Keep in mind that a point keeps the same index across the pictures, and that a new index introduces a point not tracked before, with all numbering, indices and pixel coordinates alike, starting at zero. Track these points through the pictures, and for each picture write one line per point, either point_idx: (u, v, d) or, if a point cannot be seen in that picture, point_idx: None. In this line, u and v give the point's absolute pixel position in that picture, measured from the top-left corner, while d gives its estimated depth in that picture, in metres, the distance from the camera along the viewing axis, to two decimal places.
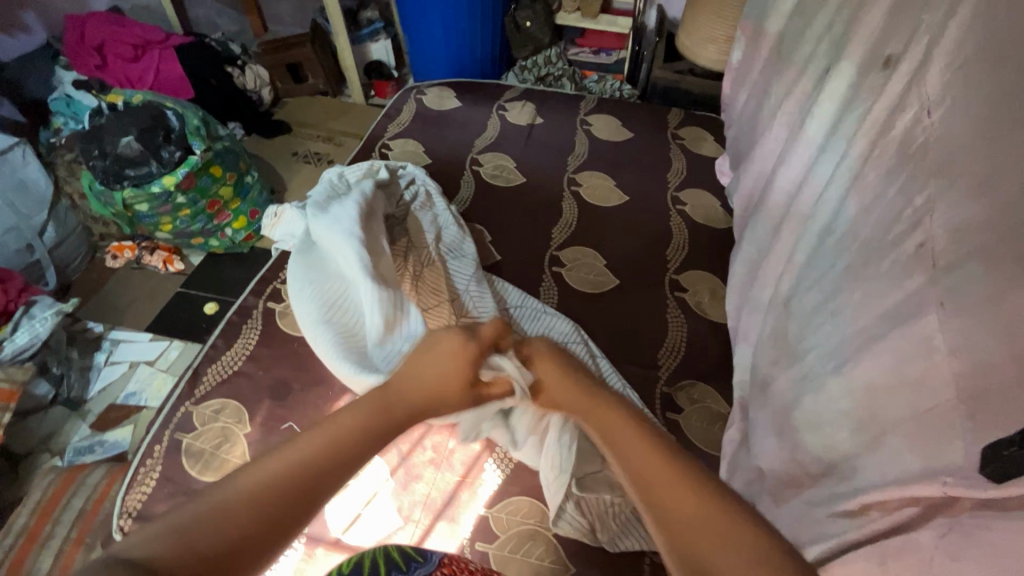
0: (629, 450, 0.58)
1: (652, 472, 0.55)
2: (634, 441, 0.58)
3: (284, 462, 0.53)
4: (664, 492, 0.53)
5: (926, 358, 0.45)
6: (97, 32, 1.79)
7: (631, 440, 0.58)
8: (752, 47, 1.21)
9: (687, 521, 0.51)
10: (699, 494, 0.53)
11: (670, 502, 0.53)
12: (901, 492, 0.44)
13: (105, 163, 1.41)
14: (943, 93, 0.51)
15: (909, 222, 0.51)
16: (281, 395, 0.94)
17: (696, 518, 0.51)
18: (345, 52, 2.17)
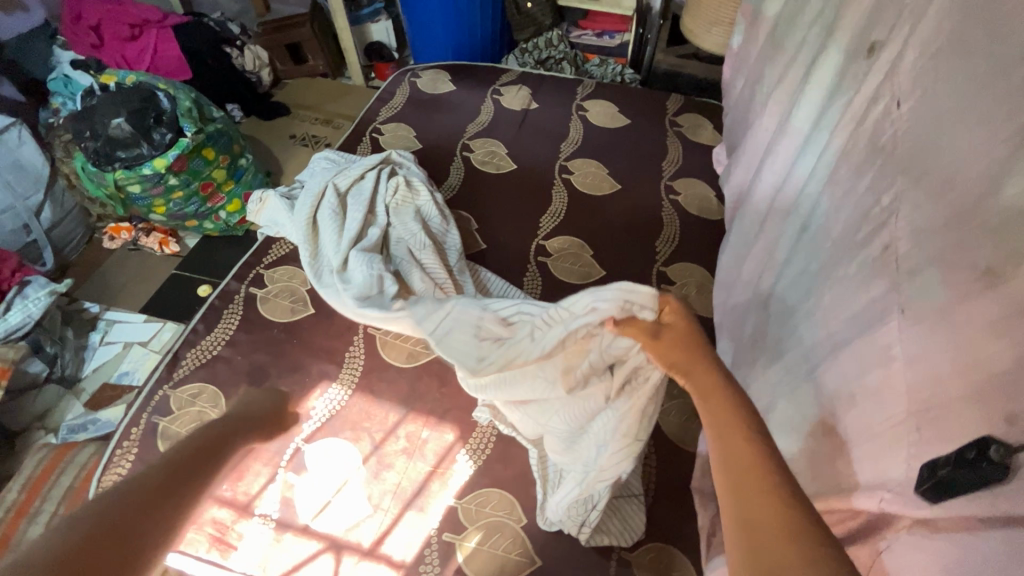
0: (722, 428, 0.46)
1: (741, 455, 0.43)
2: (728, 423, 0.45)
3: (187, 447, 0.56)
4: (749, 484, 0.41)
5: (882, 368, 0.43)
6: (94, 12, 1.80)
7: (728, 418, 0.46)
8: (751, 31, 1.16)
9: (767, 520, 0.39)
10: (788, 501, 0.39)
11: (751, 492, 0.40)
12: (848, 504, 0.43)
13: (97, 144, 1.41)
14: (915, 84, 0.48)
15: (876, 222, 0.48)
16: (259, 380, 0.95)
17: (777, 522, 0.38)
18: (344, 32, 2.13)
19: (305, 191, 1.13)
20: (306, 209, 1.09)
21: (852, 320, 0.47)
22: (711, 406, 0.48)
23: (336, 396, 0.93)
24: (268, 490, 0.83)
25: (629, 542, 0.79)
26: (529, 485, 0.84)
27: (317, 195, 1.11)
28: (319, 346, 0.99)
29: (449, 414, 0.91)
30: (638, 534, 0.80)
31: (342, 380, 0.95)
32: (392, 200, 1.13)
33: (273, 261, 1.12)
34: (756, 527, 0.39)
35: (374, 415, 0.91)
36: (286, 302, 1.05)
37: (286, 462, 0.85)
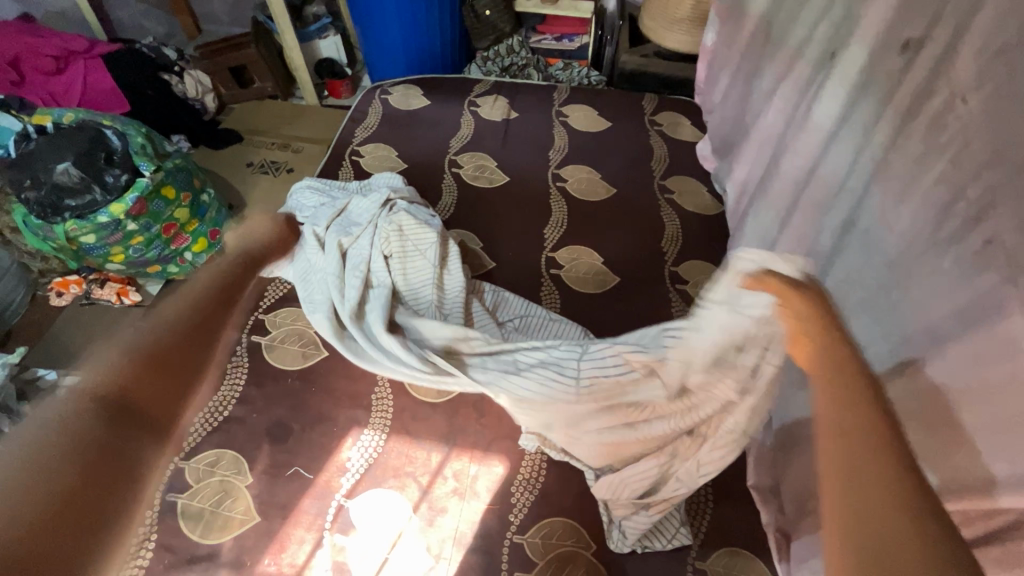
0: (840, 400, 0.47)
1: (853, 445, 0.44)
2: (861, 398, 0.45)
3: None
4: (871, 489, 0.42)
5: (1011, 362, 0.43)
6: (10, 46, 1.64)
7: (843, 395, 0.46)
8: (729, 29, 1.20)
9: (876, 512, 0.41)
10: (916, 488, 0.41)
11: (863, 491, 0.42)
12: (989, 502, 0.44)
13: (40, 194, 1.26)
14: (978, 78, 0.51)
15: (965, 215, 0.49)
16: (280, 437, 0.87)
17: (893, 520, 0.40)
18: (294, 51, 1.99)
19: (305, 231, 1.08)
20: (314, 265, 1.03)
21: (957, 315, 0.48)
22: (839, 386, 0.47)
23: (370, 443, 0.87)
24: (317, 556, 0.77)
25: (698, 546, 0.79)
26: (591, 509, 0.81)
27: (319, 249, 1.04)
28: (343, 392, 0.92)
29: (495, 444, 0.88)
30: (704, 539, 0.79)
31: (373, 425, 0.89)
32: (390, 242, 1.02)
33: (272, 304, 1.03)
34: (865, 517, 0.42)
35: (416, 458, 0.86)
36: (296, 347, 0.97)
37: (330, 523, 0.79)
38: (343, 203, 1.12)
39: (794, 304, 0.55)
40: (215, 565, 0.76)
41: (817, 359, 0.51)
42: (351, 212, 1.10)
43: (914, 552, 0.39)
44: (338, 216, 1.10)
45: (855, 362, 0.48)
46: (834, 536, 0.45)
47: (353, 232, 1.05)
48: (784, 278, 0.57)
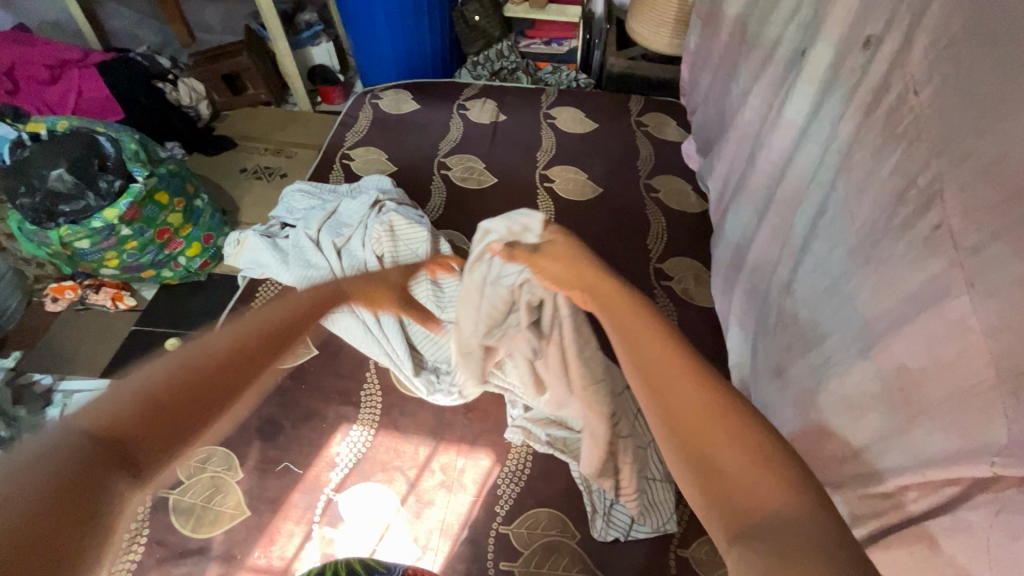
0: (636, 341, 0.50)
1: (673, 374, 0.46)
2: (647, 336, 0.50)
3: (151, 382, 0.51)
4: (684, 403, 0.44)
5: (960, 340, 0.45)
6: (6, 54, 1.67)
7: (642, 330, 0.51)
8: (709, 30, 1.22)
9: (703, 427, 0.43)
10: (727, 398, 0.45)
11: (684, 406, 0.44)
12: (942, 473, 0.46)
13: (34, 200, 1.28)
14: (930, 72, 0.53)
15: (917, 203, 0.52)
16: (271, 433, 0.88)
17: (720, 429, 0.43)
18: (286, 58, 2.02)
19: (296, 233, 1.10)
20: (310, 266, 1.05)
21: (912, 298, 0.51)
22: (628, 330, 0.51)
23: (359, 437, 0.88)
24: (306, 548, 0.78)
25: (681, 533, 0.80)
26: (576, 499, 0.83)
27: (314, 252, 1.06)
28: (332, 389, 0.94)
29: (482, 438, 0.89)
30: (686, 526, 0.81)
31: (362, 421, 0.90)
32: (382, 243, 1.05)
33: (263, 304, 1.05)
34: (695, 434, 0.43)
35: (404, 452, 0.88)
36: None
37: (319, 516, 0.81)
38: (332, 206, 1.14)
39: (566, 255, 0.64)
40: (206, 558, 0.77)
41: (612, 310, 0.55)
42: (340, 214, 1.12)
43: (732, 448, 0.42)
44: (328, 219, 1.12)
45: (643, 310, 0.54)
46: (686, 472, 0.44)
47: (344, 234, 1.07)
48: (527, 249, 0.68)
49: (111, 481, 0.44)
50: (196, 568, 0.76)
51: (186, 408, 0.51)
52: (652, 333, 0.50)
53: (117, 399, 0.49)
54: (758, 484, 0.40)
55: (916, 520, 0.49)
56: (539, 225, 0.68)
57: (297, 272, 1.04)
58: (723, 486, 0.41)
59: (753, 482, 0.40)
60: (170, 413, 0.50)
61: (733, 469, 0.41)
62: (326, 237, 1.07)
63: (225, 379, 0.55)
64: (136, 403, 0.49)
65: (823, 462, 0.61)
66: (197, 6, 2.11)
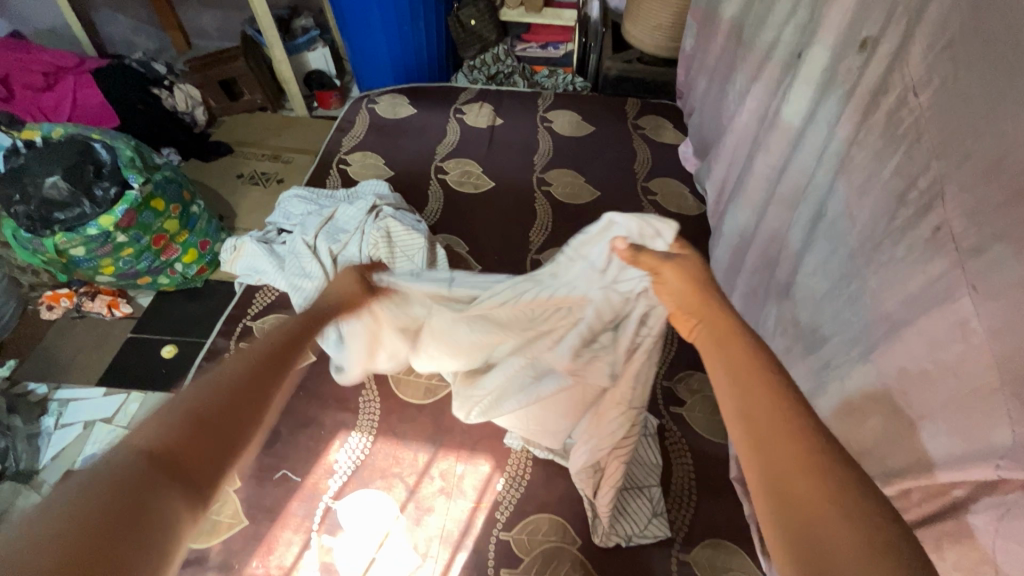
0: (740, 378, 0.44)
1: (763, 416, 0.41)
2: (748, 367, 0.44)
3: (215, 379, 0.45)
4: (774, 443, 0.39)
5: (962, 341, 0.45)
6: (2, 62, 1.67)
7: (748, 368, 0.44)
8: (705, 32, 1.22)
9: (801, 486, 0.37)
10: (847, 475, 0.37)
11: (775, 452, 0.39)
12: (945, 476, 0.46)
13: (29, 207, 1.27)
14: (928, 74, 0.53)
15: (917, 204, 0.52)
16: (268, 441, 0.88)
17: (809, 482, 0.37)
18: (282, 64, 2.02)
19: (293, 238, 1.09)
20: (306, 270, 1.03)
21: (912, 300, 0.50)
22: (729, 357, 0.46)
23: (358, 444, 0.88)
24: (305, 557, 0.78)
25: (681, 538, 0.80)
26: (577, 505, 0.82)
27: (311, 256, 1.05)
28: (330, 396, 0.93)
29: (481, 444, 0.89)
30: (687, 532, 0.80)
31: (361, 427, 0.90)
32: (379, 249, 1.03)
33: (260, 311, 1.05)
34: (792, 499, 0.37)
35: (403, 459, 0.87)
36: None
37: (318, 525, 0.80)
38: (331, 211, 1.14)
39: (688, 269, 0.57)
40: (203, 568, 0.76)
41: (714, 334, 0.50)
42: (338, 219, 1.12)
43: (847, 534, 0.34)
44: (326, 224, 1.11)
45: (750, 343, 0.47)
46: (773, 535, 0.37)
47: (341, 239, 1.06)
48: (657, 254, 0.59)
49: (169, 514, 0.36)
50: None
51: (233, 425, 0.43)
52: (767, 377, 0.43)
53: (153, 423, 0.40)
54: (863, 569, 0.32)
55: (919, 524, 0.49)
56: (671, 235, 0.64)
57: (293, 277, 1.03)
58: (801, 539, 0.35)
59: (838, 544, 0.34)
60: (216, 431, 0.42)
61: (819, 525, 0.35)
62: (323, 242, 1.06)
63: (260, 392, 0.47)
64: (181, 422, 0.41)
65: None
66: (193, 12, 2.11)
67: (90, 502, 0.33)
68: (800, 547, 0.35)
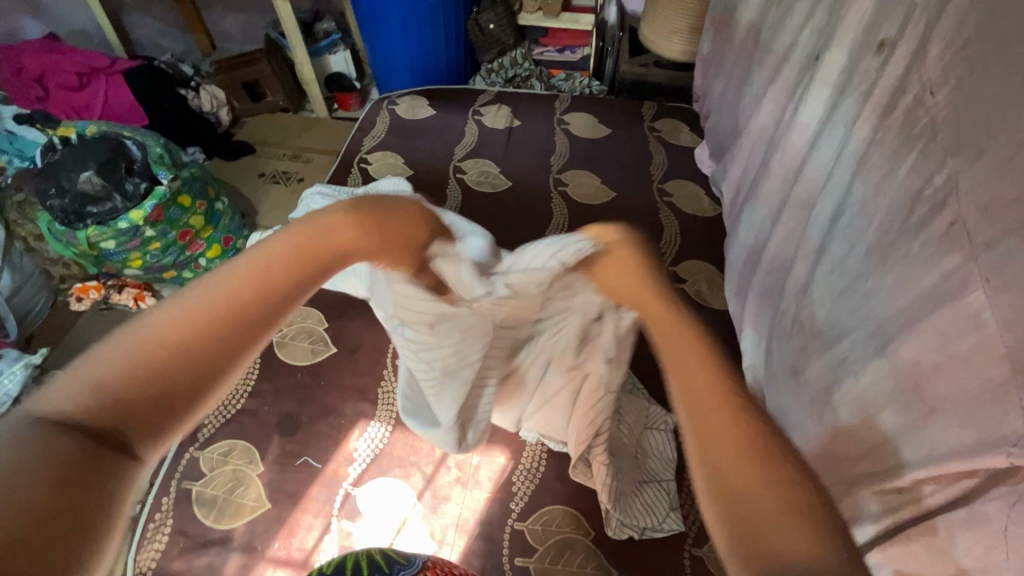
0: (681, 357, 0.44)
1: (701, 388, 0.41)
2: (692, 356, 0.43)
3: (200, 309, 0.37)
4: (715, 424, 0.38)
5: (975, 334, 0.46)
6: (36, 63, 1.71)
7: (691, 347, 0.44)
8: (723, 36, 1.24)
9: (732, 457, 0.36)
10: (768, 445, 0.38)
11: (713, 441, 0.38)
12: (956, 466, 0.47)
13: (64, 201, 1.32)
14: (945, 74, 0.54)
15: (932, 202, 0.53)
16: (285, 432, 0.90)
17: (743, 459, 0.36)
18: (304, 66, 2.06)
19: None
20: None
21: (926, 295, 0.51)
22: (675, 353, 0.44)
23: (377, 434, 0.90)
24: (325, 541, 0.80)
25: (694, 532, 0.80)
26: (591, 498, 0.84)
27: None
28: (350, 386, 0.96)
29: (497, 436, 0.90)
30: (699, 527, 0.81)
31: (379, 417, 0.92)
32: None
33: None
34: (722, 466, 0.36)
35: (420, 448, 0.89)
36: (305, 344, 1.01)
37: (338, 510, 0.83)
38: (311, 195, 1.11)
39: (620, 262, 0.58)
40: (228, 549, 0.79)
41: (659, 328, 0.49)
42: None
43: (773, 502, 0.34)
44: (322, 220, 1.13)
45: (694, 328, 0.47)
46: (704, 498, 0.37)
47: None
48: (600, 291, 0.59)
49: (97, 485, 0.31)
50: (218, 558, 0.78)
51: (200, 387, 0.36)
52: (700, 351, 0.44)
53: (84, 381, 0.33)
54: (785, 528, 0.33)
55: (930, 515, 0.50)
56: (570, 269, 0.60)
57: None
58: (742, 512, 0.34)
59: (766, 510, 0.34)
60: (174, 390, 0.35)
61: (755, 501, 0.34)
62: None
63: (241, 340, 0.38)
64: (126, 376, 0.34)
65: (838, 460, 0.61)
66: (219, 16, 2.18)
67: (12, 498, 0.28)
68: (734, 523, 0.34)
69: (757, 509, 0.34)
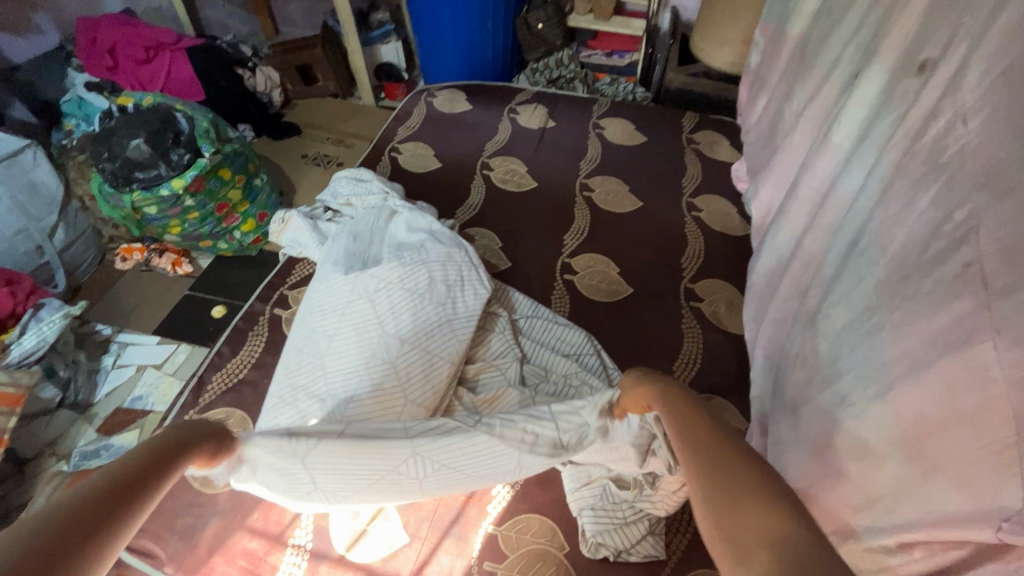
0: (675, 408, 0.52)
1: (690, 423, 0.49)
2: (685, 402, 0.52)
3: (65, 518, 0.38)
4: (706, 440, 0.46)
5: (980, 390, 0.42)
6: (108, 35, 1.78)
7: (683, 403, 0.52)
8: (770, 49, 1.18)
9: (725, 463, 0.44)
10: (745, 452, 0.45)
11: (705, 458, 0.44)
12: (946, 534, 0.43)
13: (114, 166, 1.41)
14: (983, 100, 0.50)
15: (951, 239, 0.48)
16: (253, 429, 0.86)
17: (733, 466, 0.43)
18: (356, 53, 2.11)
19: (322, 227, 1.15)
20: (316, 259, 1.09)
21: (933, 340, 0.47)
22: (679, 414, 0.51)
23: None
24: (302, 518, 0.81)
25: (674, 562, 0.77)
26: (570, 511, 0.82)
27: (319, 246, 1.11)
28: None
29: None
30: (681, 557, 0.77)
31: None
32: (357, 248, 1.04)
33: (298, 282, 1.10)
34: (714, 482, 0.42)
35: None
36: None
37: None
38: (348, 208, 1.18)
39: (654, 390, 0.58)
40: (211, 512, 0.82)
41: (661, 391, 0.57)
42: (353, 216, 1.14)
43: (764, 503, 0.40)
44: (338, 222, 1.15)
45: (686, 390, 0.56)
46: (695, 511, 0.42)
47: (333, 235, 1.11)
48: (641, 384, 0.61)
49: None
50: (200, 520, 0.81)
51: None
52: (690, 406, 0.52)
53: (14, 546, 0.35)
54: (754, 508, 0.39)
55: None
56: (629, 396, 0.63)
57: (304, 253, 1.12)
58: (732, 514, 0.40)
59: (752, 504, 0.40)
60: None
61: (749, 510, 0.39)
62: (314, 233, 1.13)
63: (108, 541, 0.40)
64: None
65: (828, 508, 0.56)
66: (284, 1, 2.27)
67: None
68: (724, 518, 0.40)
69: (740, 494, 0.41)
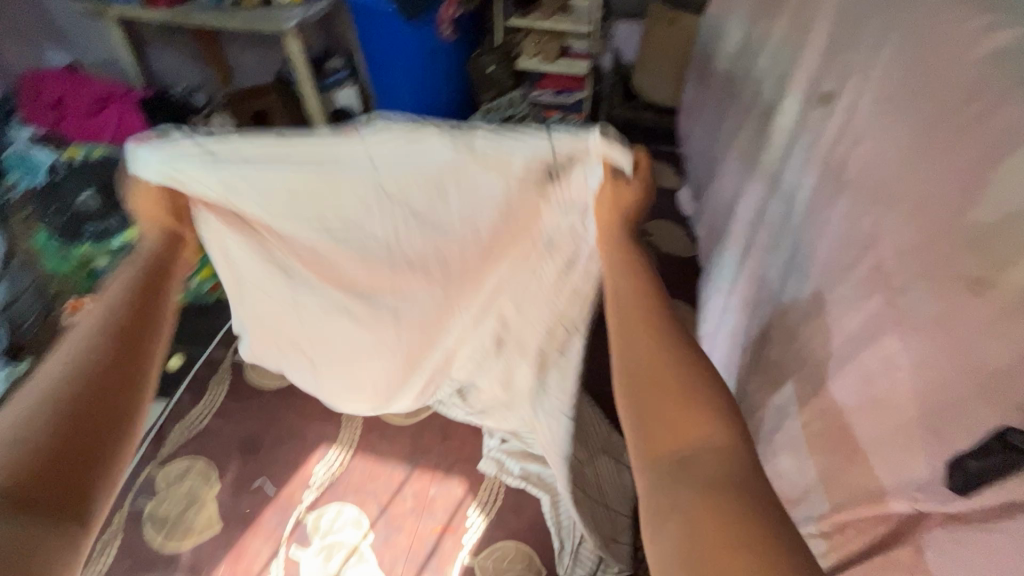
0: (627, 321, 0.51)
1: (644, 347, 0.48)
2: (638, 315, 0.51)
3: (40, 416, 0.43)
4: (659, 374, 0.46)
5: (889, 377, 0.47)
6: (54, 88, 1.79)
7: (637, 313, 0.51)
8: (701, 85, 1.29)
9: (670, 405, 0.44)
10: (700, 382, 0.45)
11: (658, 395, 0.45)
12: (875, 512, 0.47)
13: (64, 219, 1.40)
14: (872, 127, 0.58)
15: (859, 247, 0.54)
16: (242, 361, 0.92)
17: (682, 409, 0.44)
18: (311, 99, 2.10)
19: None
20: None
21: (851, 339, 0.52)
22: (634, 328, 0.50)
23: (336, 460, 0.89)
24: (272, 567, 0.79)
25: None
26: (545, 535, 0.82)
27: None
28: (314, 409, 0.96)
29: (456, 468, 0.89)
30: None
31: (340, 443, 0.92)
32: None
33: None
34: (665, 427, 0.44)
35: (379, 476, 0.88)
36: None
37: (287, 535, 0.82)
38: None
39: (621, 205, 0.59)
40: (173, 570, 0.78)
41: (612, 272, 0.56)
42: None
43: (711, 440, 0.42)
44: None
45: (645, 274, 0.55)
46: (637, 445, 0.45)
47: None
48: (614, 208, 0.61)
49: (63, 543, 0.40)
50: None
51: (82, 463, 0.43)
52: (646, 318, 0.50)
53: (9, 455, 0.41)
54: (704, 451, 0.42)
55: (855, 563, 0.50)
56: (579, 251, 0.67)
57: None
58: (682, 463, 0.42)
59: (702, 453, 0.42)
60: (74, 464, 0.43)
61: (695, 456, 0.42)
62: None
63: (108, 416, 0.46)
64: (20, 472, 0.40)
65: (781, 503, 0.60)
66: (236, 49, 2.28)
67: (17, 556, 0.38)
68: (669, 467, 0.42)
69: (689, 438, 0.43)
